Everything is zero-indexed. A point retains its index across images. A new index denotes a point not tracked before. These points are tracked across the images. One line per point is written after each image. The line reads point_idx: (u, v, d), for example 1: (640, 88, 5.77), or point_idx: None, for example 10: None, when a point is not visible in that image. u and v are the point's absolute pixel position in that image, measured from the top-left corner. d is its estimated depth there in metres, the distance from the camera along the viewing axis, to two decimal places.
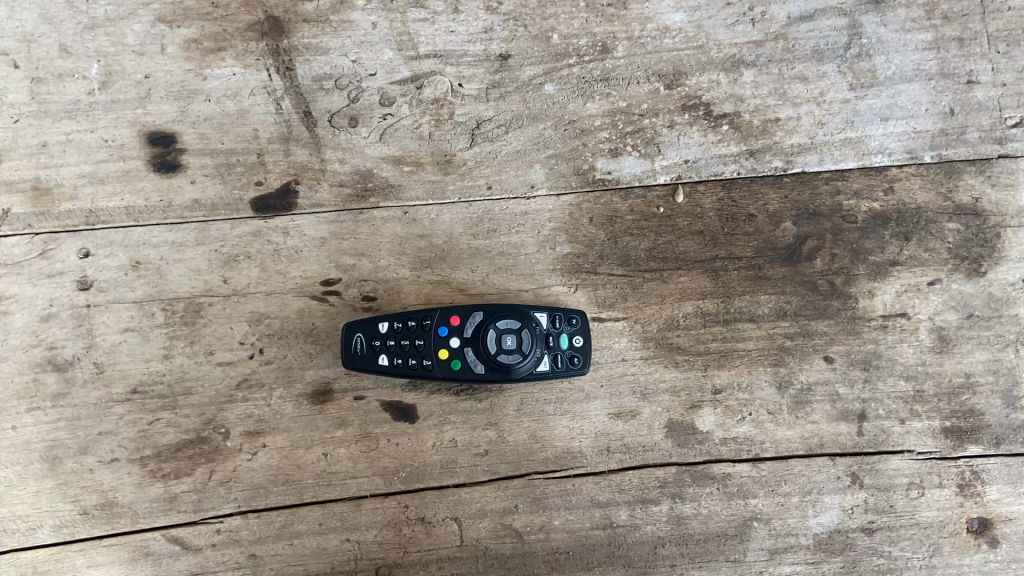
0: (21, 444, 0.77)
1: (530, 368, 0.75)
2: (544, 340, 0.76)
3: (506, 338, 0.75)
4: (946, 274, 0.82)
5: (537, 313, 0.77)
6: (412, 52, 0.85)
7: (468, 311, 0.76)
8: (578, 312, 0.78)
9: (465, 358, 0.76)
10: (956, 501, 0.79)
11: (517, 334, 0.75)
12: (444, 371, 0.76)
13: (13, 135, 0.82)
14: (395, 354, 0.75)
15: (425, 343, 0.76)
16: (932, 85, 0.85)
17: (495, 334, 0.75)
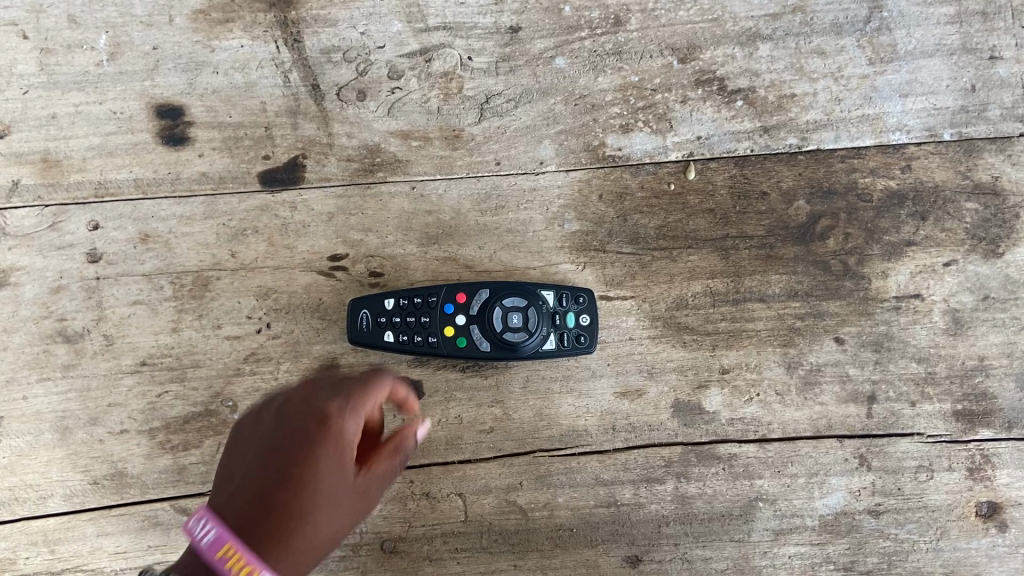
0: (33, 414, 0.78)
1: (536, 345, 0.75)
2: (551, 318, 0.76)
3: (512, 315, 0.75)
4: (962, 255, 0.80)
5: (544, 290, 0.77)
6: (421, 25, 0.84)
7: (475, 288, 0.76)
8: (586, 291, 0.77)
9: (471, 334, 0.76)
10: (965, 484, 0.78)
11: (523, 312, 0.75)
12: (449, 348, 0.75)
13: (23, 106, 0.82)
14: (402, 330, 0.75)
15: (430, 320, 0.76)
16: (953, 60, 0.82)
17: (501, 312, 0.75)
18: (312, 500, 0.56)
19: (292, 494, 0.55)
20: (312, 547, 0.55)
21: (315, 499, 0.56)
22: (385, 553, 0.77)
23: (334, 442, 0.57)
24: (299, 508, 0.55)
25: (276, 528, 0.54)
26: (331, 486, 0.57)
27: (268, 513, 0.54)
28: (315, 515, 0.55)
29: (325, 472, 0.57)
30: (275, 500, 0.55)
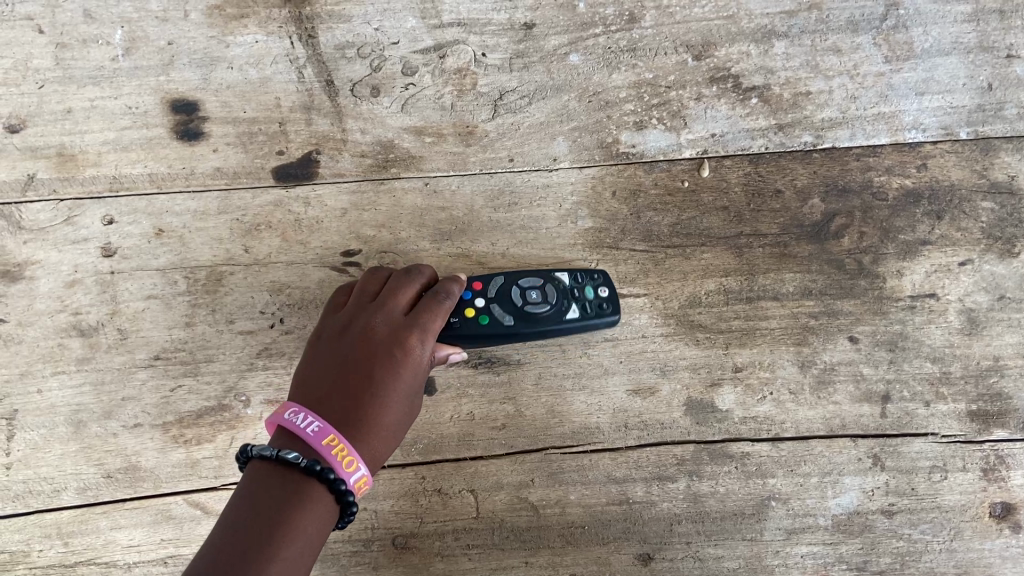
0: (47, 408, 0.79)
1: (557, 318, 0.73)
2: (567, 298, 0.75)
3: (530, 292, 0.74)
4: (978, 254, 0.80)
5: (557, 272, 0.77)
6: (436, 21, 0.84)
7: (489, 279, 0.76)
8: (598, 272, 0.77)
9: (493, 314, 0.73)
10: (979, 485, 0.78)
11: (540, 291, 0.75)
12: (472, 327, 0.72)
13: (39, 101, 0.82)
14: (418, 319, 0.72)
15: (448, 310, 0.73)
16: (970, 58, 0.82)
17: (520, 290, 0.74)
18: (391, 417, 0.67)
19: (374, 409, 0.66)
20: (376, 454, 0.66)
21: (394, 418, 0.67)
22: (396, 549, 0.77)
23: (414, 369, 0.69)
24: (380, 424, 0.67)
25: (363, 438, 0.65)
26: (409, 410, 0.69)
27: (355, 421, 0.66)
28: (394, 434, 0.68)
29: (406, 398, 0.68)
30: (364, 414, 0.66)
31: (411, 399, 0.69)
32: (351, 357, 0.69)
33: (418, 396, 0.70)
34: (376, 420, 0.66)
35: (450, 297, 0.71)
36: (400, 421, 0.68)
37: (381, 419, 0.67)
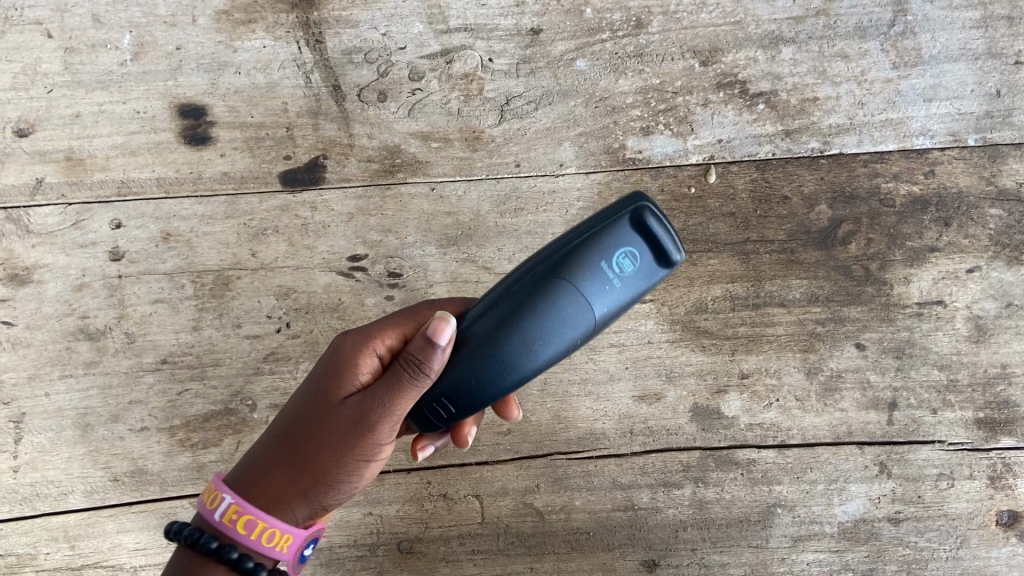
0: (54, 411, 0.79)
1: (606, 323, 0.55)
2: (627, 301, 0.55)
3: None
4: (986, 261, 0.79)
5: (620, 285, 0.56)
6: (442, 26, 0.84)
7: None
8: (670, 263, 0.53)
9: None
10: (986, 493, 0.77)
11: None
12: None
13: (47, 105, 0.83)
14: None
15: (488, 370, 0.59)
16: (978, 65, 0.82)
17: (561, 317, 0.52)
18: (310, 455, 0.59)
19: (329, 414, 0.59)
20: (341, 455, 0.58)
21: (316, 458, 0.58)
22: (401, 554, 0.78)
23: (353, 411, 0.58)
24: (294, 458, 0.59)
25: (272, 468, 0.59)
26: (340, 459, 0.58)
27: (275, 443, 0.60)
28: (309, 479, 0.59)
29: (336, 439, 0.58)
30: (285, 440, 0.60)
31: (345, 445, 0.58)
32: (312, 374, 0.62)
33: (357, 445, 0.58)
34: (293, 452, 0.59)
35: (429, 361, 0.54)
36: (322, 466, 0.59)
37: (296, 452, 0.59)
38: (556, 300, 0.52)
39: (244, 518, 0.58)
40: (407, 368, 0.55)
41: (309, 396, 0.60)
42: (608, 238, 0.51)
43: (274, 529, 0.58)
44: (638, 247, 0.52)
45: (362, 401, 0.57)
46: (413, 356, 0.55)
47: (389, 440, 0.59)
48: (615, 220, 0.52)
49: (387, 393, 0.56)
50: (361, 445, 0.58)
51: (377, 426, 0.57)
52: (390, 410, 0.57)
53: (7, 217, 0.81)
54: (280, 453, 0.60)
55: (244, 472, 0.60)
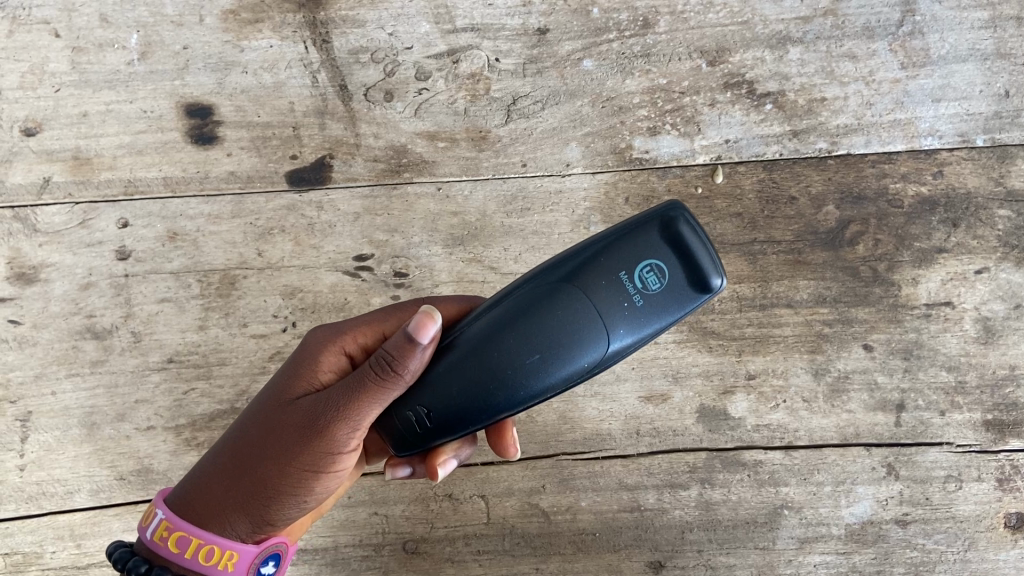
0: (60, 410, 0.79)
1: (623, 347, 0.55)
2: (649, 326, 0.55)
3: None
4: (995, 262, 0.79)
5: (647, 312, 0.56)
6: (449, 26, 0.84)
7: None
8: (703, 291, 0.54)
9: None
10: (994, 495, 0.77)
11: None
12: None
13: (54, 104, 0.83)
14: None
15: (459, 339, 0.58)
16: (987, 65, 0.81)
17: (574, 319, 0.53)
18: (255, 462, 0.58)
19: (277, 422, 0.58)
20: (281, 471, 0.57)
21: (260, 466, 0.58)
22: (406, 554, 0.77)
23: (302, 417, 0.57)
24: (237, 465, 0.59)
25: (216, 476, 0.59)
26: (286, 469, 0.57)
27: (222, 450, 0.60)
28: (250, 489, 0.58)
29: (282, 447, 0.57)
30: (233, 446, 0.60)
31: (291, 453, 0.57)
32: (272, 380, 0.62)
33: (304, 454, 0.57)
34: (238, 459, 0.59)
35: (405, 362, 0.54)
36: (266, 474, 0.58)
37: (240, 460, 0.59)
38: (571, 300, 0.53)
39: (176, 536, 0.58)
40: (368, 374, 0.55)
41: (261, 402, 0.60)
42: (635, 247, 0.53)
43: (211, 545, 0.58)
44: (667, 263, 0.53)
45: (313, 407, 0.57)
46: (387, 353, 0.54)
47: (343, 452, 0.58)
48: (647, 231, 0.53)
49: (342, 400, 0.56)
50: (309, 455, 0.57)
51: (327, 435, 0.56)
52: (345, 418, 0.56)
53: (15, 216, 0.81)
54: (225, 460, 0.59)
55: (190, 481, 0.60)
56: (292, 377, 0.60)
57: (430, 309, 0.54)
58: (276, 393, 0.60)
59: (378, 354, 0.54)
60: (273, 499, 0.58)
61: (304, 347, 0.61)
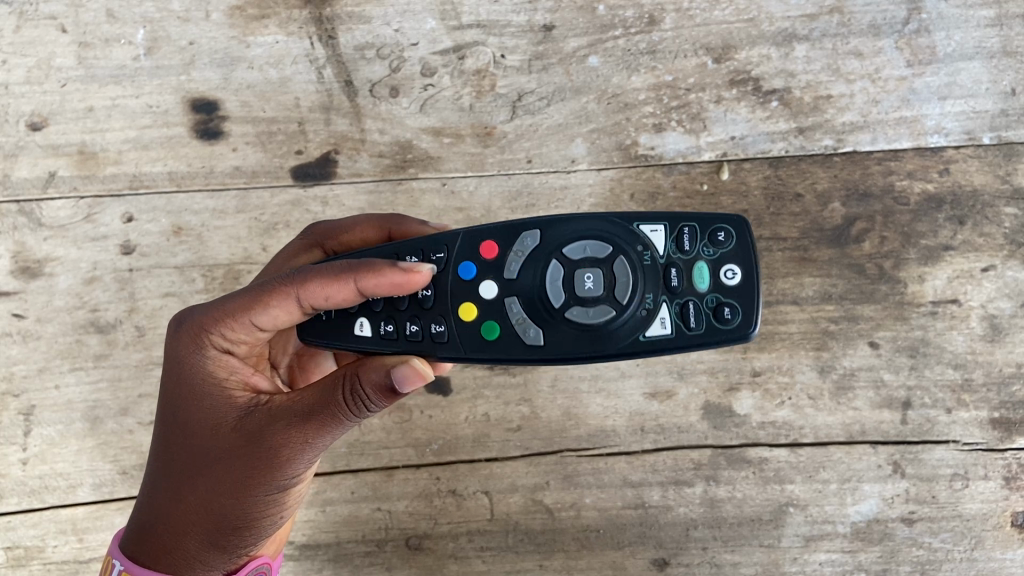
0: (63, 403, 0.79)
1: (681, 322, 0.58)
2: (681, 275, 0.58)
3: (587, 274, 0.58)
4: (1001, 260, 0.79)
5: (643, 240, 0.59)
6: (455, 23, 0.84)
7: (511, 239, 0.60)
8: (726, 223, 0.59)
9: (506, 321, 0.59)
10: (1001, 494, 0.76)
11: (604, 279, 0.58)
12: (473, 341, 0.59)
13: (61, 99, 0.83)
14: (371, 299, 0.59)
15: (447, 296, 0.59)
16: (993, 63, 0.82)
17: (568, 271, 0.59)
18: (203, 504, 0.58)
19: (216, 462, 0.57)
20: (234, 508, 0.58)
21: (211, 507, 0.58)
22: (409, 550, 0.77)
23: (244, 455, 0.56)
24: (184, 507, 0.58)
25: (166, 520, 0.59)
26: (240, 507, 0.58)
27: (161, 490, 0.59)
28: (208, 532, 0.59)
29: (230, 487, 0.57)
30: (171, 488, 0.59)
31: (241, 492, 0.57)
32: (187, 408, 0.58)
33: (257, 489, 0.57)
34: (183, 501, 0.58)
35: (373, 400, 0.55)
36: (221, 515, 0.58)
37: (187, 501, 0.58)
38: None
39: None
40: (324, 413, 0.55)
41: (186, 438, 0.58)
42: None
43: None
44: None
45: (254, 445, 0.56)
46: (355, 390, 0.54)
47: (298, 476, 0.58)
48: None
49: (291, 439, 0.55)
50: (263, 490, 0.57)
51: (279, 471, 0.56)
52: (298, 453, 0.56)
53: (20, 210, 0.82)
54: (168, 502, 0.59)
55: (141, 529, 0.60)
56: (211, 409, 0.58)
57: (424, 366, 0.56)
58: (201, 428, 0.58)
59: (345, 394, 0.54)
60: (234, 533, 0.59)
61: (204, 371, 0.58)
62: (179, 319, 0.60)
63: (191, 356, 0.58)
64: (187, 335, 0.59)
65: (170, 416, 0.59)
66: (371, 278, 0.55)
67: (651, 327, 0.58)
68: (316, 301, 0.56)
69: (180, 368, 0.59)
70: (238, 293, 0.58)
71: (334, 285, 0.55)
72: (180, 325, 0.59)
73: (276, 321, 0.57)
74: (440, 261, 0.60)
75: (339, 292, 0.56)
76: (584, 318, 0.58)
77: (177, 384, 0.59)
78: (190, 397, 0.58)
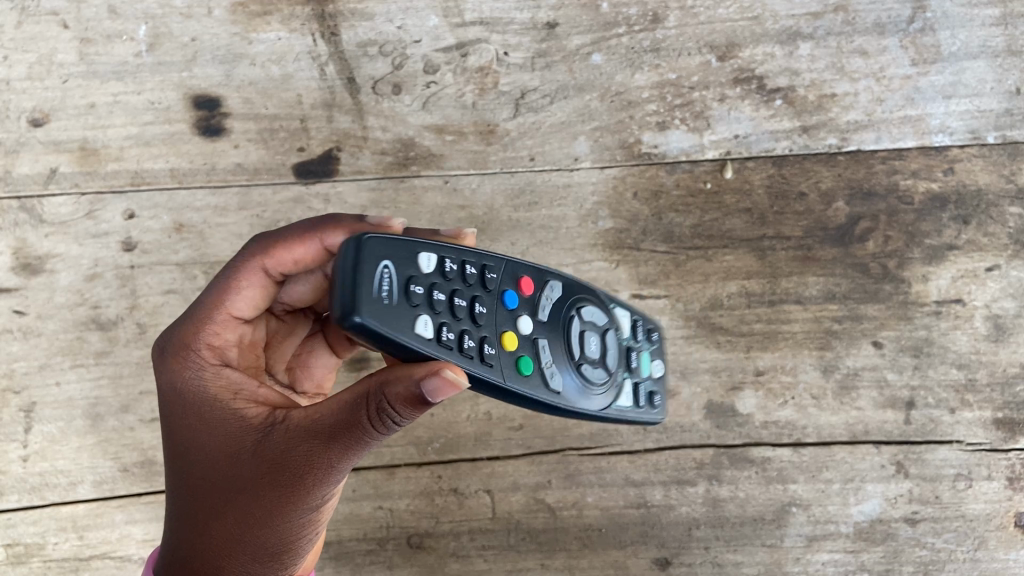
0: (65, 400, 0.79)
1: (636, 398, 0.60)
2: (637, 360, 0.61)
3: (590, 337, 0.58)
4: (1005, 260, 0.78)
5: (620, 317, 0.61)
6: (457, 19, 0.84)
7: (543, 279, 0.57)
8: (659, 327, 0.64)
9: (537, 359, 0.54)
10: (1004, 494, 0.76)
11: (602, 343, 0.59)
12: (513, 370, 0.53)
13: (63, 95, 0.83)
14: (428, 293, 0.50)
15: (491, 313, 0.53)
16: (999, 62, 0.81)
17: (579, 329, 0.58)
18: (233, 534, 0.53)
19: (239, 490, 0.52)
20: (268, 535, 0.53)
21: (243, 537, 0.53)
22: (411, 548, 0.77)
23: (272, 478, 0.51)
24: (211, 540, 0.53)
25: (195, 554, 0.54)
26: (273, 531, 0.53)
27: (186, 521, 0.54)
28: (243, 562, 0.54)
29: (259, 514, 0.52)
30: (196, 519, 0.53)
31: (272, 518, 0.52)
32: (199, 433, 0.53)
33: (289, 514, 0.52)
34: (208, 535, 0.53)
35: (403, 413, 0.47)
36: (255, 544, 0.53)
37: (213, 534, 0.53)
38: None
39: None
40: (349, 432, 0.48)
41: (203, 467, 0.53)
42: None
43: None
44: None
45: (276, 471, 0.50)
46: (382, 407, 0.47)
47: (329, 494, 0.53)
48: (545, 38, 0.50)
49: (318, 460, 0.50)
50: (295, 511, 0.52)
51: (313, 491, 0.51)
52: (325, 473, 0.50)
53: (21, 206, 0.81)
54: (194, 537, 0.54)
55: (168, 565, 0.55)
56: (222, 432, 0.52)
57: (455, 373, 0.46)
58: (215, 455, 0.52)
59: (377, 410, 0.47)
60: (274, 558, 0.55)
61: (209, 392, 0.54)
62: (164, 343, 0.57)
63: (198, 375, 0.54)
64: (179, 356, 0.55)
65: (184, 446, 0.54)
66: (335, 230, 0.58)
67: (621, 398, 0.59)
68: (285, 268, 0.58)
69: (184, 392, 0.54)
70: (209, 294, 0.58)
71: (298, 248, 0.58)
72: (168, 348, 0.56)
73: (254, 301, 0.58)
74: (492, 281, 0.54)
75: (305, 253, 0.58)
76: (587, 375, 0.57)
77: (181, 411, 0.54)
78: (200, 422, 0.53)
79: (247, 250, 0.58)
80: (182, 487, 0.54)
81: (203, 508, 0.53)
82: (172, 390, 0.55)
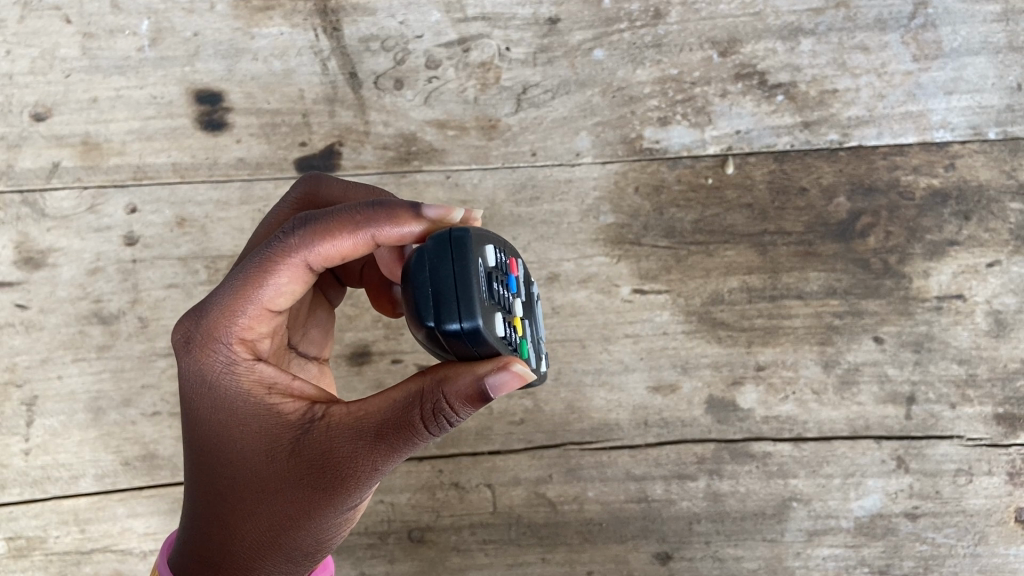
0: (66, 394, 0.79)
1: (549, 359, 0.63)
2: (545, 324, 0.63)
3: (533, 309, 0.59)
4: (1007, 255, 0.78)
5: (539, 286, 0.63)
6: (459, 15, 0.84)
7: (514, 256, 0.56)
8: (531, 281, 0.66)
9: (525, 340, 0.55)
10: (1005, 490, 0.76)
11: (537, 312, 0.60)
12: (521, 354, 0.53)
13: (65, 89, 0.83)
14: (494, 287, 0.49)
15: (507, 299, 0.52)
16: (1000, 58, 0.81)
17: (529, 303, 0.59)
18: (267, 535, 0.52)
19: (276, 491, 0.51)
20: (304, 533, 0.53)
21: (279, 537, 0.52)
22: (412, 542, 0.77)
23: (312, 479, 0.50)
24: (245, 540, 0.52)
25: (225, 554, 0.53)
26: (308, 532, 0.53)
27: (216, 521, 0.53)
28: (276, 560, 0.54)
29: (296, 514, 0.51)
30: (229, 519, 0.52)
31: (310, 517, 0.52)
32: (234, 432, 0.51)
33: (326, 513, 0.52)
34: (242, 535, 0.52)
35: (462, 413, 0.47)
36: (291, 543, 0.53)
37: (247, 534, 0.52)
38: None
39: None
40: (401, 433, 0.48)
41: (238, 467, 0.51)
42: None
43: None
44: None
45: (318, 471, 0.50)
46: (445, 406, 0.47)
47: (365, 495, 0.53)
48: None
49: (363, 461, 0.49)
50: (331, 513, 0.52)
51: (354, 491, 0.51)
52: (368, 474, 0.50)
53: (23, 200, 0.81)
54: (223, 538, 0.53)
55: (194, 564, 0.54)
56: (260, 429, 0.51)
57: (522, 367, 0.47)
58: (252, 454, 0.51)
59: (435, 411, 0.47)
60: (305, 555, 0.55)
61: (243, 388, 0.52)
62: (188, 332, 0.53)
63: (230, 372, 0.52)
64: (210, 349, 0.52)
65: (214, 445, 0.52)
66: (383, 213, 0.52)
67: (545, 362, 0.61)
68: (328, 262, 0.53)
69: (214, 388, 0.52)
70: (240, 284, 0.52)
71: (348, 242, 0.52)
72: (194, 338, 0.52)
73: (292, 293, 0.53)
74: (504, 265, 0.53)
75: (355, 246, 0.53)
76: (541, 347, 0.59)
77: (212, 407, 0.52)
78: (233, 421, 0.52)
79: (291, 236, 0.53)
80: (212, 486, 0.52)
81: (237, 507, 0.52)
82: (199, 387, 0.52)
